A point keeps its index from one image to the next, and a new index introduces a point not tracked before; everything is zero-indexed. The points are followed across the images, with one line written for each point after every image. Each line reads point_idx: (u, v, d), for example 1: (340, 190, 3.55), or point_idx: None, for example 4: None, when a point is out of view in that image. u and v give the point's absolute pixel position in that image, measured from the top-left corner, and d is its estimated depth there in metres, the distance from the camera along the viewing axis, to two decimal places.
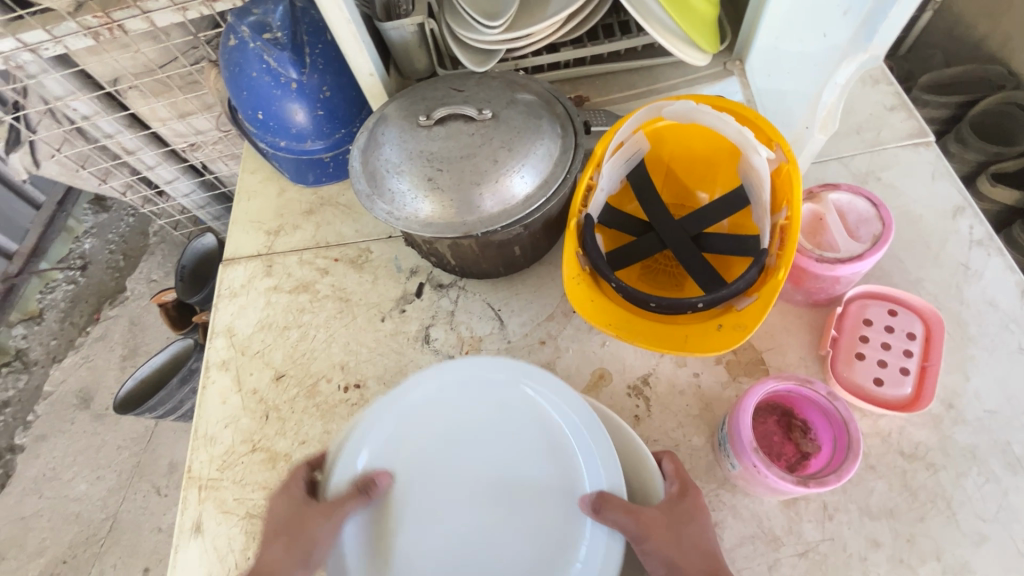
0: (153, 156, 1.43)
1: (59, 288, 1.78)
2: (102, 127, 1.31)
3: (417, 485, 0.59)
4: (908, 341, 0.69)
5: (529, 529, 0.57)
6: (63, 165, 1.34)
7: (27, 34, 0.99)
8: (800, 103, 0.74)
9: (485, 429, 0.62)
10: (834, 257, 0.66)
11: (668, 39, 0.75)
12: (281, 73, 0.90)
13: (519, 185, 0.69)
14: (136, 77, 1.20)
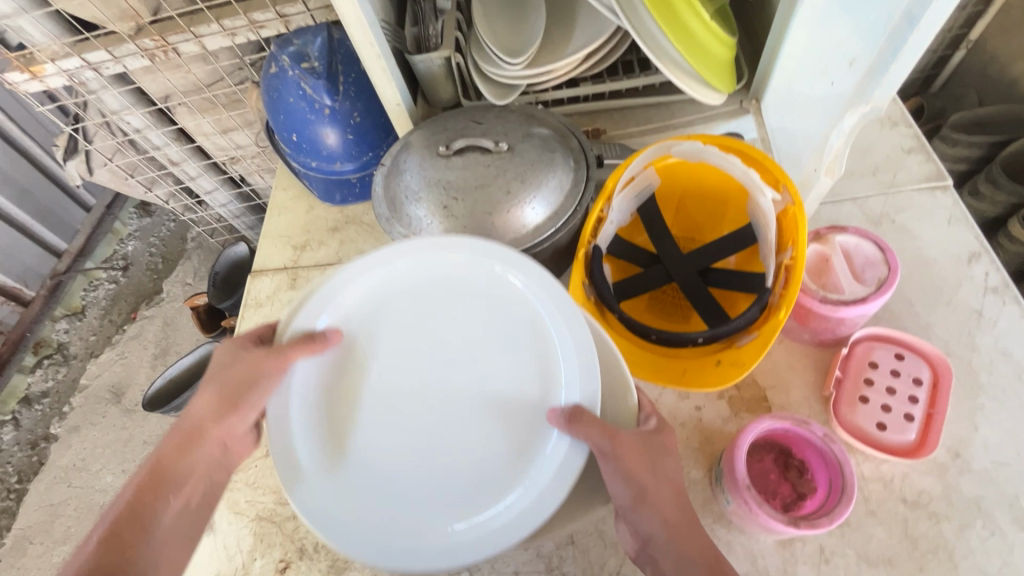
0: (195, 168, 1.52)
1: (101, 287, 1.88)
2: (152, 140, 1.40)
3: (365, 349, 0.63)
4: (914, 387, 0.68)
5: (482, 410, 0.61)
6: (113, 173, 1.44)
7: (93, 55, 1.08)
8: (811, 146, 0.76)
9: (461, 306, 0.64)
10: (838, 298, 0.66)
11: (685, 81, 0.79)
12: (315, 100, 0.95)
13: (531, 215, 0.72)
14: (185, 95, 1.28)
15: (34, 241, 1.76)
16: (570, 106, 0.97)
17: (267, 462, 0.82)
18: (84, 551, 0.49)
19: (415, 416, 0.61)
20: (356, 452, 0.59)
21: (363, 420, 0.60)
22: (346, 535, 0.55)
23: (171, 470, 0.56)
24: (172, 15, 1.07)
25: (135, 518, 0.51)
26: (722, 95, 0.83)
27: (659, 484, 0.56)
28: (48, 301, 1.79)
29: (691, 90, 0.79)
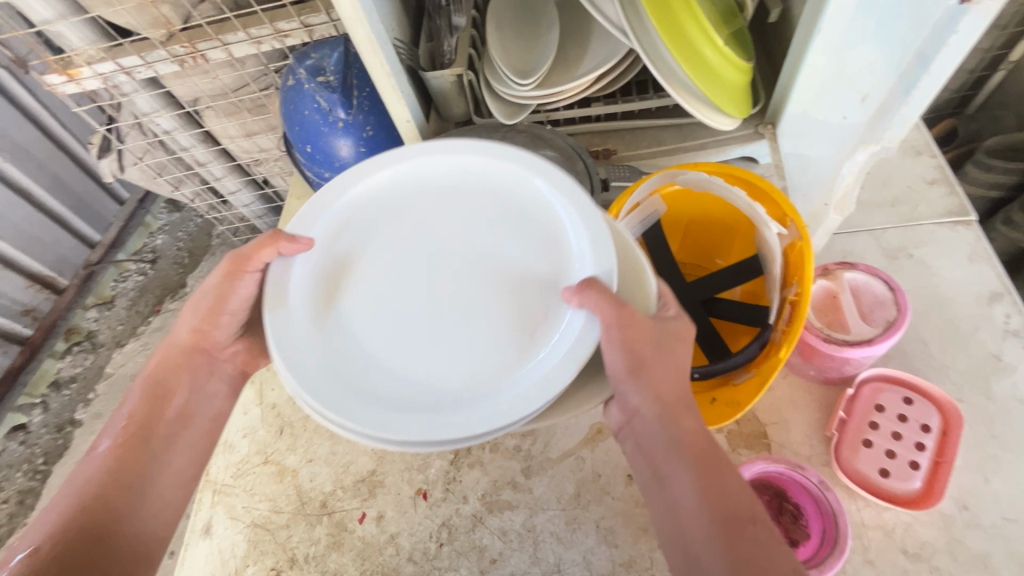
0: (219, 169, 1.56)
1: (130, 278, 1.93)
2: (180, 141, 1.44)
3: (366, 245, 0.65)
4: (921, 433, 0.66)
5: (489, 297, 0.61)
6: (144, 172, 1.48)
7: (127, 59, 1.10)
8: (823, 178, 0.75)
9: (467, 206, 0.65)
10: (843, 338, 0.64)
11: (694, 106, 0.78)
12: (330, 113, 0.97)
13: None
14: (212, 98, 1.30)
15: (70, 232, 1.80)
16: (581, 126, 0.97)
17: (265, 469, 0.84)
18: (98, 455, 0.58)
19: (419, 303, 0.61)
20: (360, 338, 0.60)
21: (363, 310, 0.61)
22: (346, 408, 0.54)
23: (171, 385, 0.65)
24: (201, 23, 1.07)
25: (143, 427, 0.61)
26: (733, 121, 0.82)
27: (664, 369, 0.55)
28: (79, 290, 1.84)
29: (701, 115, 0.78)
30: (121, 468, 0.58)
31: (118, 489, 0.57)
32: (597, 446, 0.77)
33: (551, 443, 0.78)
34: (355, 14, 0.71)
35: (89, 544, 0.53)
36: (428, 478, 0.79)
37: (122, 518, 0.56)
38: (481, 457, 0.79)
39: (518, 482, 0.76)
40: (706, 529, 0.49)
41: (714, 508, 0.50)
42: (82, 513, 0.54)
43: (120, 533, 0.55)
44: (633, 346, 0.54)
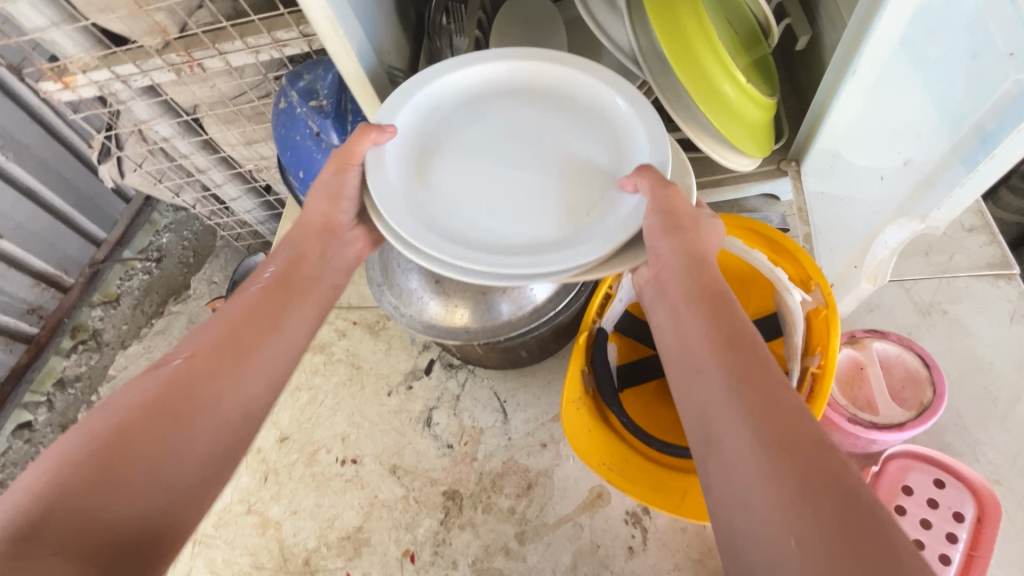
0: (220, 176, 1.34)
1: (135, 277, 1.62)
2: (179, 148, 1.24)
3: (450, 136, 0.63)
4: (953, 522, 0.60)
5: (553, 180, 0.60)
6: (144, 179, 1.25)
7: (121, 67, 0.97)
8: (852, 235, 0.67)
9: (544, 105, 0.65)
10: (871, 419, 0.58)
11: (709, 147, 0.72)
12: (323, 139, 0.92)
13: (539, 287, 0.68)
14: (210, 107, 1.14)
15: (75, 231, 1.51)
16: None
17: (248, 519, 0.80)
18: (251, 290, 0.55)
19: (502, 181, 0.60)
20: (445, 204, 0.59)
21: (436, 182, 0.60)
22: (440, 248, 0.53)
23: (271, 294, 0.55)
24: (196, 30, 0.94)
25: (233, 333, 0.50)
26: (749, 159, 0.74)
27: (703, 236, 0.53)
28: (85, 289, 1.55)
29: (711, 153, 0.72)
30: (193, 375, 0.46)
31: (254, 324, 0.52)
32: (597, 512, 0.72)
33: (547, 506, 0.73)
34: (342, 44, 0.65)
35: (144, 458, 0.41)
36: (417, 538, 0.75)
37: (177, 438, 0.43)
38: (473, 517, 0.75)
39: (511, 549, 0.72)
40: (711, 356, 0.44)
41: (721, 336, 0.45)
42: (141, 416, 0.43)
43: (172, 449, 0.42)
44: (666, 207, 0.51)
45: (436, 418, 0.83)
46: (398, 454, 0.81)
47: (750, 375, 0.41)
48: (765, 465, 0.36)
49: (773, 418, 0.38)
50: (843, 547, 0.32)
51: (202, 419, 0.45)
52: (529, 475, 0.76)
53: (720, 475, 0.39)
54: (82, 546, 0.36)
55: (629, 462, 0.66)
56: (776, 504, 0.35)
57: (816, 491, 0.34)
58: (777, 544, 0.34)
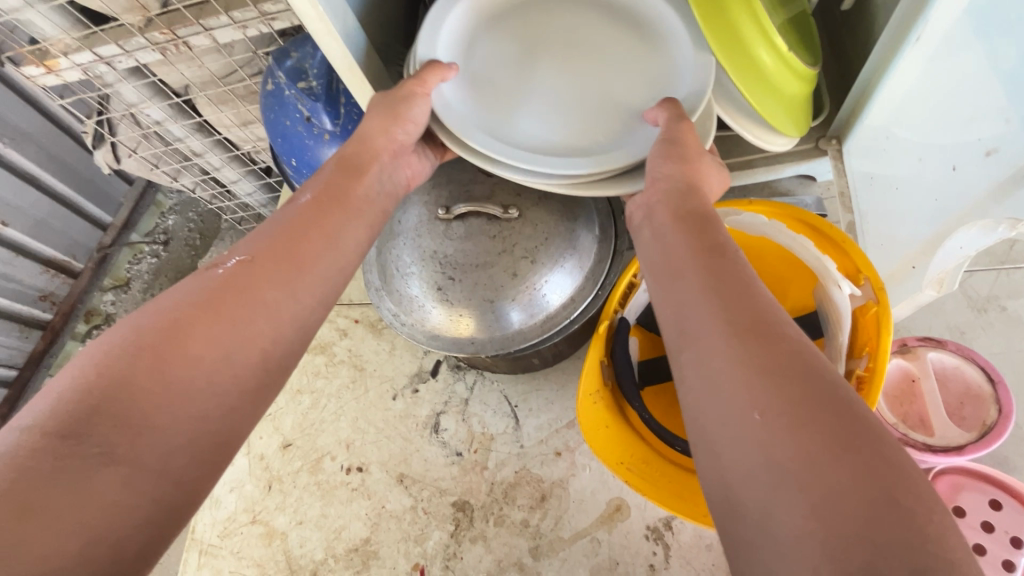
0: (218, 160, 1.18)
1: (143, 260, 1.43)
2: (172, 132, 1.09)
3: (504, 31, 0.63)
4: (1011, 550, 0.55)
5: (589, 88, 0.62)
6: (140, 164, 1.14)
7: (102, 46, 0.85)
8: (913, 225, 0.63)
9: (599, 10, 0.63)
10: (925, 441, 0.58)
11: (740, 124, 0.62)
12: (315, 124, 0.85)
13: (552, 293, 0.62)
14: (202, 87, 0.99)
15: (81, 218, 1.32)
16: None
17: (253, 530, 0.77)
18: (301, 202, 0.51)
19: (540, 86, 0.62)
20: (488, 98, 0.61)
21: (486, 78, 0.62)
22: (477, 141, 0.57)
23: (324, 214, 0.51)
24: (179, 6, 0.83)
25: (279, 254, 0.47)
26: (788, 138, 0.64)
27: (711, 174, 0.52)
28: (95, 273, 1.36)
29: (744, 132, 0.62)
30: (235, 292, 0.43)
31: (307, 242, 0.49)
32: (615, 526, 0.68)
33: (562, 520, 0.70)
34: (322, 23, 0.57)
35: (175, 373, 0.39)
36: (427, 552, 0.72)
37: (220, 336, 0.41)
38: (485, 530, 0.71)
39: (525, 564, 0.68)
40: (691, 259, 0.42)
41: (703, 244, 0.43)
42: (175, 329, 0.40)
43: (201, 364, 0.40)
44: (688, 177, 0.50)
45: (444, 424, 0.79)
46: (405, 462, 0.78)
47: (729, 276, 0.39)
48: (731, 348, 0.35)
49: (750, 311, 0.36)
50: (815, 422, 0.30)
51: (235, 338, 0.42)
52: (543, 486, 0.72)
53: (690, 365, 0.36)
54: (114, 458, 0.35)
55: (650, 463, 0.59)
56: (748, 385, 0.33)
57: (789, 372, 0.33)
58: (747, 422, 0.32)
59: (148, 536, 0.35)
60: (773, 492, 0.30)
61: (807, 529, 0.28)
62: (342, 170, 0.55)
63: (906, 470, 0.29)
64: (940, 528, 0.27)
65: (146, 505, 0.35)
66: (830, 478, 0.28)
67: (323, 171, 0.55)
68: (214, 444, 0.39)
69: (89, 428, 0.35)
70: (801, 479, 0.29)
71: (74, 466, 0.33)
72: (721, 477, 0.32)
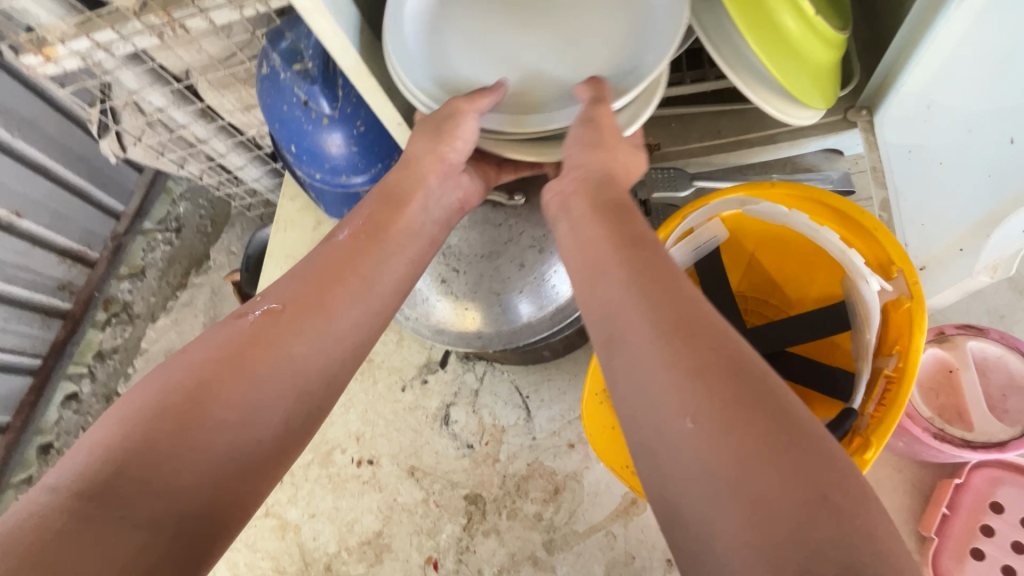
0: (224, 146, 1.14)
1: (157, 248, 1.39)
2: (176, 118, 1.03)
3: None
4: None
5: (558, 34, 0.55)
6: (148, 151, 1.06)
7: (98, 32, 0.80)
8: (948, 206, 0.60)
9: None
10: (963, 438, 0.55)
11: (764, 97, 0.57)
12: (313, 107, 0.82)
13: (564, 283, 0.59)
14: (203, 72, 0.96)
15: (94, 207, 1.29)
16: None
17: (266, 522, 0.77)
18: (339, 239, 0.49)
19: (506, 29, 0.55)
20: (447, 36, 0.55)
21: (451, 13, 0.55)
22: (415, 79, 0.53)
23: (362, 250, 0.48)
24: None
25: (321, 287, 0.45)
26: (814, 112, 0.59)
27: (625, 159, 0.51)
28: (111, 262, 1.35)
29: (763, 104, 0.57)
30: (263, 345, 0.41)
31: (345, 285, 0.46)
32: (631, 520, 0.67)
33: (576, 513, 0.68)
34: (326, 20, 0.49)
35: (228, 411, 0.38)
36: (439, 545, 0.71)
37: (251, 390, 0.39)
38: (497, 524, 0.70)
39: (539, 558, 0.67)
40: (623, 255, 0.40)
41: (636, 238, 0.41)
42: (228, 364, 0.40)
43: (247, 396, 0.39)
44: (605, 166, 0.49)
45: (454, 416, 0.77)
46: (416, 454, 0.76)
47: (658, 272, 0.38)
48: (661, 351, 0.34)
49: (678, 309, 0.35)
50: (747, 424, 0.30)
51: (284, 371, 0.41)
52: (556, 479, 0.70)
53: (622, 369, 0.35)
54: (167, 496, 0.34)
55: None
56: (681, 392, 0.32)
57: (719, 373, 0.32)
58: (682, 431, 0.31)
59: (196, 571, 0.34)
60: (709, 500, 0.29)
61: (743, 536, 0.28)
62: (380, 201, 0.52)
63: (832, 462, 0.29)
64: (863, 518, 0.28)
65: (194, 539, 0.34)
66: (765, 483, 0.28)
67: (364, 203, 0.52)
68: (258, 477, 0.39)
69: (147, 466, 0.34)
70: (736, 485, 0.29)
71: (126, 503, 0.33)
72: (659, 484, 0.32)
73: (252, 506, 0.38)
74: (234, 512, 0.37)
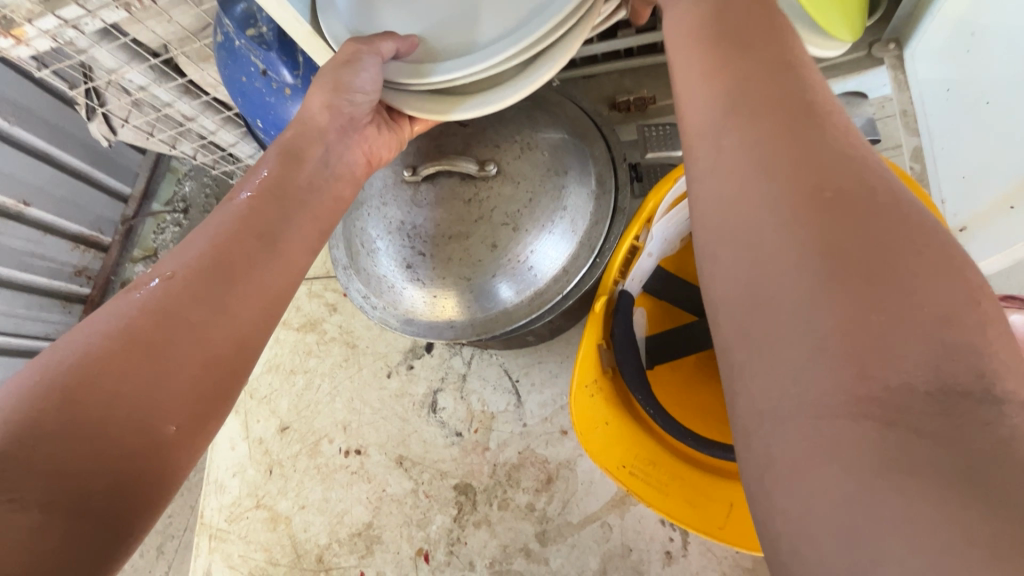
0: (213, 123, 0.98)
1: (170, 229, 1.22)
2: (159, 96, 0.89)
3: None
4: None
5: None
6: (137, 132, 0.95)
7: (63, 8, 0.69)
8: (1000, 155, 0.51)
9: None
10: None
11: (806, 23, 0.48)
12: (272, 77, 0.75)
13: (543, 263, 0.55)
14: (181, 44, 0.82)
15: (102, 191, 1.16)
16: (605, 65, 0.73)
17: (258, 514, 0.75)
18: (241, 201, 0.43)
19: None
20: None
21: None
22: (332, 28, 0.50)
23: (266, 213, 0.43)
24: None
25: (227, 251, 0.40)
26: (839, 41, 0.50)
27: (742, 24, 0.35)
28: (124, 245, 1.20)
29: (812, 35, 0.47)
30: (168, 320, 0.35)
31: (247, 249, 0.40)
32: (627, 510, 0.63)
33: (570, 504, 0.65)
34: None
35: (122, 380, 0.32)
36: (430, 536, 0.68)
37: (162, 366, 0.34)
38: (488, 515, 0.67)
39: (532, 550, 0.64)
40: (732, 85, 0.28)
41: (754, 57, 0.29)
42: (133, 345, 0.34)
43: (156, 372, 0.34)
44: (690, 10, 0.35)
45: (441, 402, 0.73)
46: (403, 444, 0.73)
47: (787, 105, 0.27)
48: (786, 175, 0.24)
49: (807, 155, 0.25)
50: (906, 296, 0.21)
51: (189, 334, 0.36)
52: (549, 468, 0.67)
53: (728, 238, 0.26)
54: (54, 475, 0.28)
55: (656, 464, 0.54)
56: (809, 263, 0.22)
57: (863, 235, 0.22)
58: (806, 314, 0.22)
59: (104, 558, 0.29)
60: (807, 426, 0.21)
61: (860, 475, 0.19)
62: (281, 159, 0.46)
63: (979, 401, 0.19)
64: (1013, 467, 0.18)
65: (114, 514, 0.30)
66: (919, 379, 0.20)
67: (262, 162, 0.47)
68: (169, 451, 0.33)
69: (27, 446, 0.29)
70: (867, 399, 0.20)
71: (11, 487, 0.27)
72: (757, 400, 0.23)
73: (168, 485, 0.33)
74: (141, 492, 0.31)
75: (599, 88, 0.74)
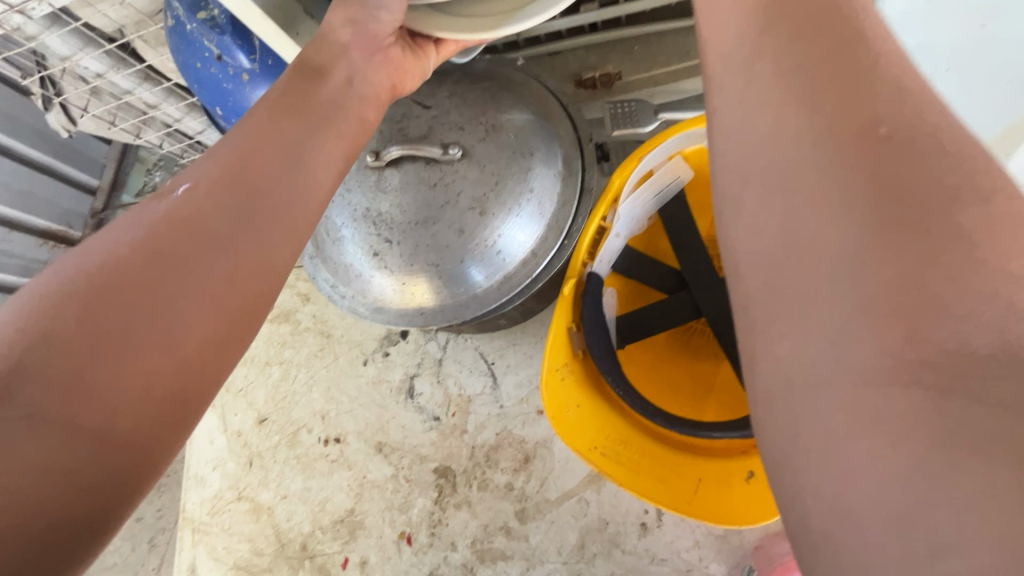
0: (177, 110, 0.95)
1: None
2: (117, 83, 0.84)
3: None
4: None
5: None
6: (99, 121, 0.87)
7: None
8: None
9: None
10: None
11: None
12: (228, 63, 0.72)
13: (511, 246, 0.55)
14: (137, 28, 0.79)
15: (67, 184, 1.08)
16: (569, 42, 0.71)
17: (240, 506, 0.75)
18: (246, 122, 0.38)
19: None
20: None
21: None
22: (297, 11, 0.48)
23: None
24: None
25: (235, 186, 0.35)
26: None
27: None
28: None
29: None
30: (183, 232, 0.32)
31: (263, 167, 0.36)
32: (603, 485, 0.64)
33: (548, 481, 0.66)
34: None
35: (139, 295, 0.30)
36: (412, 519, 0.69)
37: (179, 282, 0.31)
38: (468, 496, 0.68)
39: (512, 528, 0.65)
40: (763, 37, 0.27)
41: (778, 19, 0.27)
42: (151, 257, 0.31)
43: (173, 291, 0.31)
44: None
45: (418, 388, 0.74)
46: (382, 430, 0.73)
47: (843, 34, 0.25)
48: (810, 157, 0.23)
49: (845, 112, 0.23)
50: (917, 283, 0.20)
51: (209, 253, 0.32)
52: (526, 448, 0.68)
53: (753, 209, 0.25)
54: (69, 390, 0.27)
55: (628, 443, 0.55)
56: (855, 209, 0.22)
57: (907, 196, 0.21)
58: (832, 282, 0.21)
59: (129, 474, 0.27)
60: None
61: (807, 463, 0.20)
62: None
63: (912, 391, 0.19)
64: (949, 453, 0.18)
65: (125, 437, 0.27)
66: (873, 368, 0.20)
67: None
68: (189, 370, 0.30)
69: (37, 359, 0.27)
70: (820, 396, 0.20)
71: (26, 402, 0.26)
72: None
73: (197, 403, 0.30)
74: (145, 442, 0.28)
75: (564, 66, 0.73)
